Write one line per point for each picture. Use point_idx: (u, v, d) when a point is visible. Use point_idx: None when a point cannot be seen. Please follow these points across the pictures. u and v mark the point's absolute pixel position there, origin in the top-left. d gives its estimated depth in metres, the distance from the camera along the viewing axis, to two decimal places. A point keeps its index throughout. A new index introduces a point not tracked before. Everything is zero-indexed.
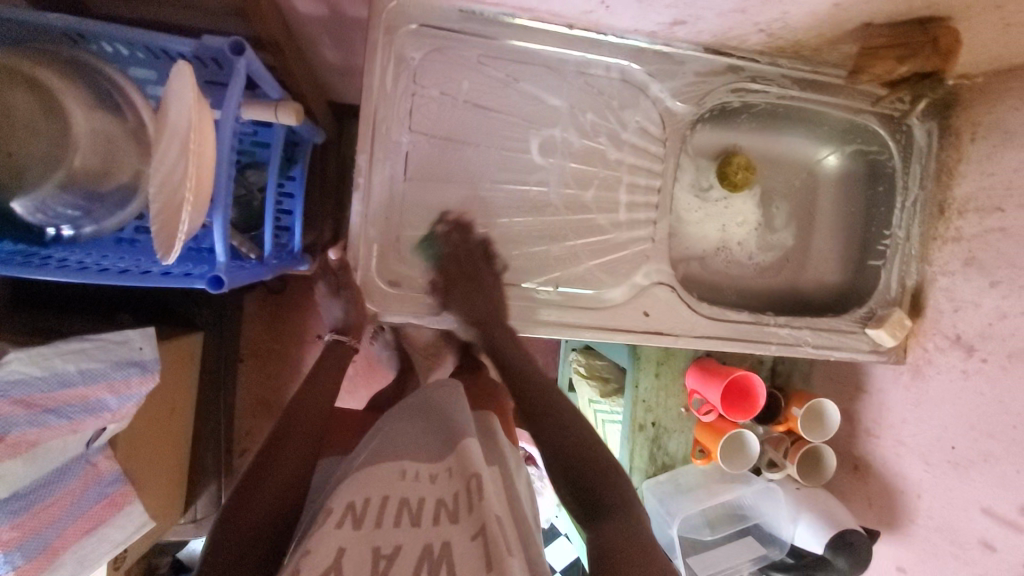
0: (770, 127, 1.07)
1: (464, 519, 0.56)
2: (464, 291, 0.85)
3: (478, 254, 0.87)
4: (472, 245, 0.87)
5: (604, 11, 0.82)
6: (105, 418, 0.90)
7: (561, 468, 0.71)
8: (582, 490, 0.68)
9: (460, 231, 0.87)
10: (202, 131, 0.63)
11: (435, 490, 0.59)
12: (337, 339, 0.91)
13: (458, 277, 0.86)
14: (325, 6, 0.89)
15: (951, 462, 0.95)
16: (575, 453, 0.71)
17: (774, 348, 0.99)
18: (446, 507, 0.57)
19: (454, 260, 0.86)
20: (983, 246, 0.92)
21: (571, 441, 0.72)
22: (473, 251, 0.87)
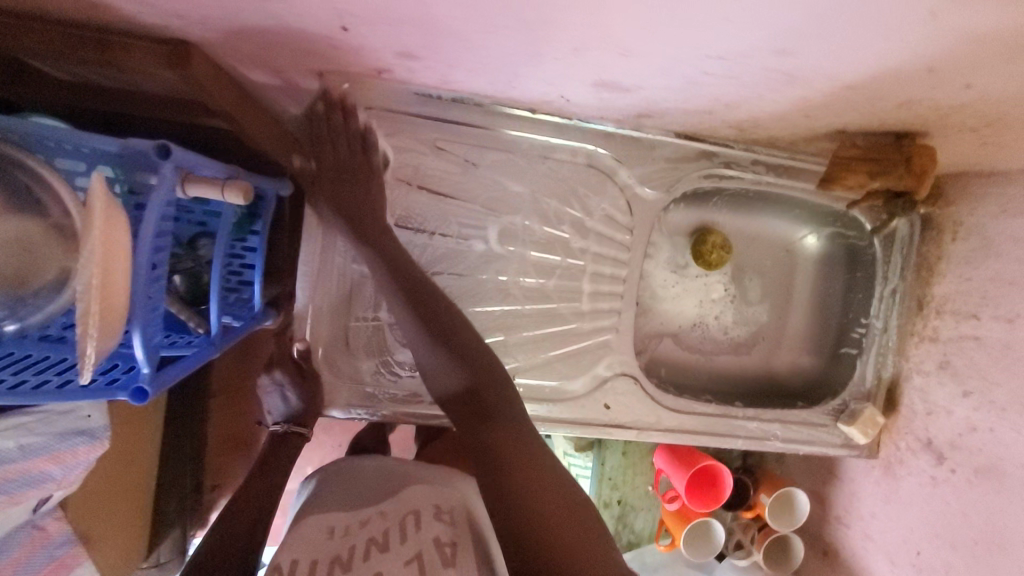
0: (747, 207, 1.03)
1: (399, 547, 0.58)
2: (342, 184, 0.76)
3: (355, 146, 0.77)
4: (350, 133, 0.77)
5: (567, 103, 0.78)
6: (48, 489, 0.82)
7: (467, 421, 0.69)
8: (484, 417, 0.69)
9: (337, 109, 0.77)
10: (109, 260, 0.57)
11: (370, 526, 0.62)
12: (298, 432, 0.83)
13: (334, 175, 0.76)
14: (279, 79, 0.85)
15: (916, 567, 0.91)
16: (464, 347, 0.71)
17: (740, 442, 0.96)
18: (376, 539, 0.60)
19: (331, 155, 0.77)
20: (958, 351, 0.88)
21: (468, 342, 0.72)
22: (353, 154, 0.77)
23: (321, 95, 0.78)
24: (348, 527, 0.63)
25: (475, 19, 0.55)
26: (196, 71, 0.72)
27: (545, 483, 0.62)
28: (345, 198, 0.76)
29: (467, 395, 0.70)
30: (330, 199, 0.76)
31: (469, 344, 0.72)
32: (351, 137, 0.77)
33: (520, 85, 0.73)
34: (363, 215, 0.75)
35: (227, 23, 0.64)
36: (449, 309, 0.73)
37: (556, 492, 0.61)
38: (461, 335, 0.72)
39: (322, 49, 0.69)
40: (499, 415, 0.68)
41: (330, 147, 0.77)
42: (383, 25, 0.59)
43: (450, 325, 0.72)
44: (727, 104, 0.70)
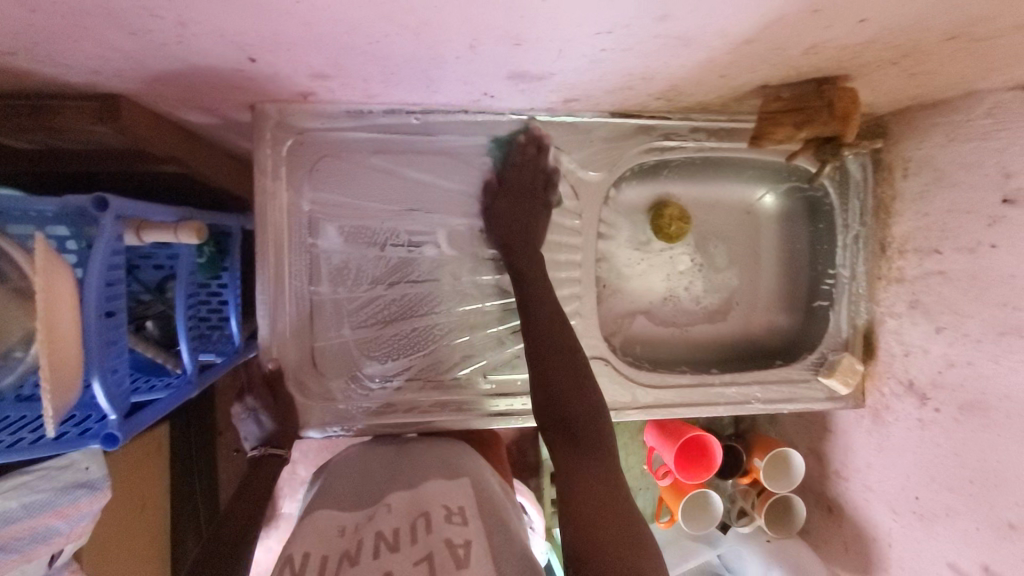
0: (700, 174, 1.03)
1: (410, 547, 0.57)
2: (511, 207, 0.85)
3: (538, 179, 0.87)
4: (539, 166, 0.86)
5: (493, 99, 0.79)
6: (58, 544, 0.81)
7: (552, 413, 0.74)
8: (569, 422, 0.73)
9: (535, 149, 0.86)
10: (54, 313, 0.59)
11: (380, 523, 0.61)
12: (276, 453, 0.83)
13: (514, 195, 0.86)
14: (215, 116, 0.86)
15: (916, 512, 0.90)
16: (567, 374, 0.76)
17: (722, 409, 0.96)
18: (385, 537, 0.59)
19: (518, 173, 0.86)
20: (925, 289, 0.87)
21: (574, 368, 0.77)
22: (539, 176, 0.86)
23: (522, 131, 0.86)
24: (358, 525, 0.63)
25: (366, 30, 0.55)
26: (127, 120, 0.75)
27: (608, 498, 0.65)
28: (518, 206, 0.85)
29: (549, 400, 0.75)
30: (507, 205, 0.85)
31: (576, 370, 0.76)
32: (539, 172, 0.87)
33: (441, 89, 0.74)
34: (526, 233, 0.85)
35: (144, 71, 0.66)
36: (558, 335, 0.78)
37: (624, 517, 0.63)
38: (573, 362, 0.77)
39: (240, 82, 0.70)
40: (594, 446, 0.71)
41: (518, 166, 0.86)
42: (287, 50, 0.60)
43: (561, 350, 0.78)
44: (642, 76, 0.70)
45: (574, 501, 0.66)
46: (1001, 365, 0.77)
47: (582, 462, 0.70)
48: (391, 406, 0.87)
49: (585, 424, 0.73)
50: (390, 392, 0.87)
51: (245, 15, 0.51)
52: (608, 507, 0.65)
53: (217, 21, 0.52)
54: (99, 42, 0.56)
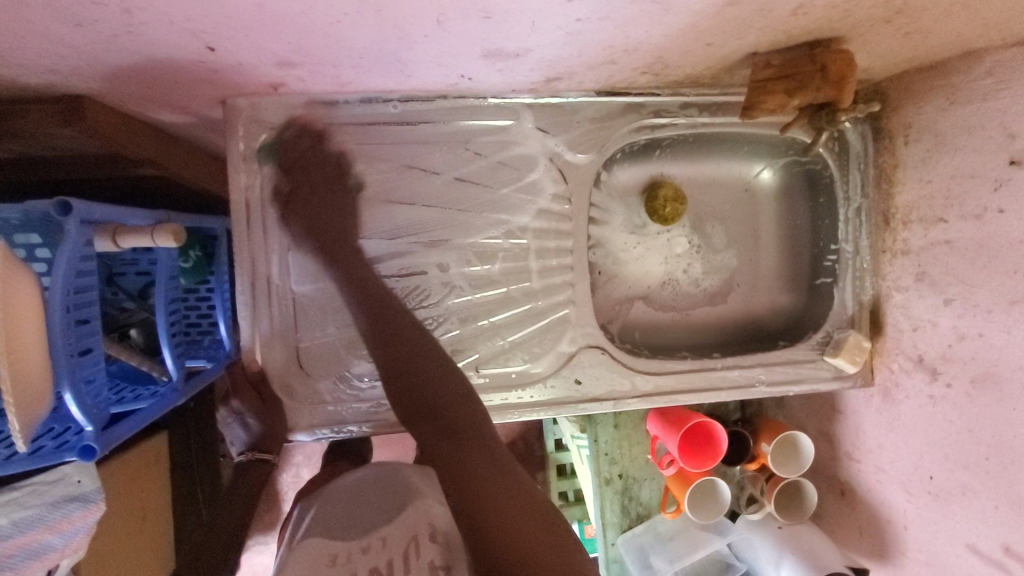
0: (694, 152, 0.99)
1: None
2: (317, 205, 0.78)
3: (332, 173, 0.80)
4: (329, 158, 0.80)
5: (471, 82, 0.75)
6: (53, 559, 0.79)
7: (419, 415, 0.72)
8: (443, 420, 0.70)
9: (314, 140, 0.79)
10: (15, 326, 0.55)
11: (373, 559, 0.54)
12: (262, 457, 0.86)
13: (311, 191, 0.78)
14: (187, 114, 0.83)
15: (931, 493, 0.87)
16: (421, 371, 0.74)
17: (725, 394, 0.92)
18: None
19: (307, 171, 0.79)
20: (931, 260, 0.84)
21: (427, 364, 0.74)
22: (330, 167, 0.80)
23: (290, 127, 0.78)
24: (349, 554, 0.55)
25: (321, 10, 0.52)
26: (93, 122, 0.72)
27: (494, 485, 0.63)
28: (323, 204, 0.79)
29: (421, 404, 0.73)
30: (305, 213, 0.78)
31: (433, 366, 0.74)
32: (328, 159, 0.80)
33: (414, 73, 0.71)
34: (342, 235, 0.79)
35: (102, 67, 0.62)
36: (409, 331, 0.76)
37: (515, 493, 0.62)
38: (428, 364, 0.74)
39: (203, 74, 0.67)
40: (468, 434, 0.69)
41: (303, 159, 0.79)
42: (244, 36, 0.56)
43: (405, 351, 0.75)
44: (623, 48, 0.66)
45: (462, 488, 0.63)
46: (1014, 335, 0.73)
47: (453, 452, 0.67)
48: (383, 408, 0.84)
49: (458, 411, 0.71)
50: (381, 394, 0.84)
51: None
52: (502, 489, 0.63)
53: (162, 6, 0.49)
54: (45, 35, 0.53)
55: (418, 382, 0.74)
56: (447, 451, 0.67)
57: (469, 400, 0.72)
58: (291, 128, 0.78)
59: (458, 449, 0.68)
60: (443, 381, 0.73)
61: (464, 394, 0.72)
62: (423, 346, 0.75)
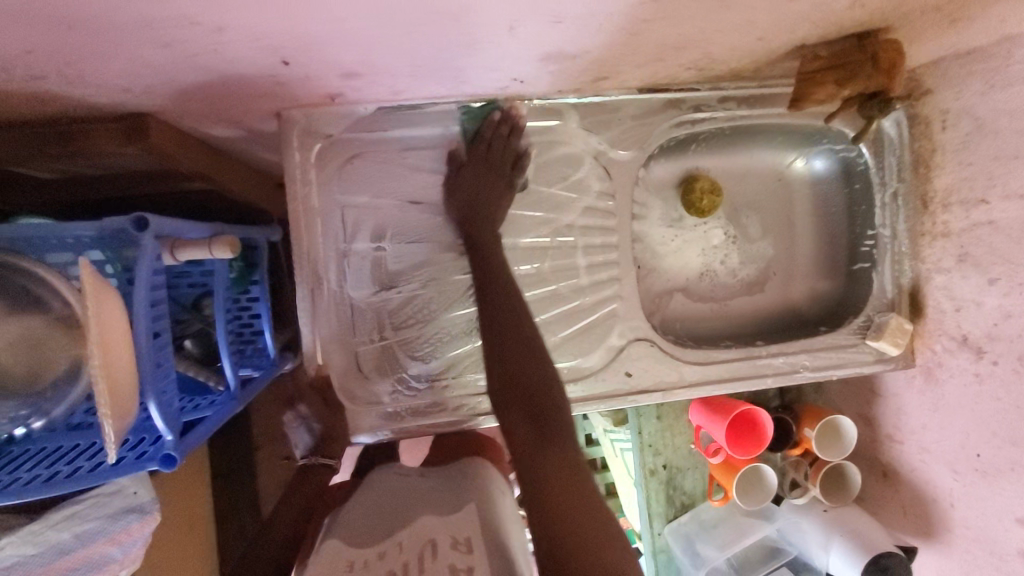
0: (729, 145, 1.01)
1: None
2: (479, 182, 0.81)
3: (509, 158, 0.82)
4: (512, 144, 0.82)
5: (521, 85, 0.77)
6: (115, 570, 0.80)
7: (516, 395, 0.72)
8: (539, 406, 0.71)
9: (508, 130, 0.82)
10: (105, 336, 0.57)
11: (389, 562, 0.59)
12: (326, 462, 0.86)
13: (485, 170, 0.81)
14: (238, 128, 0.85)
15: (979, 470, 0.88)
16: (527, 363, 0.73)
17: (772, 381, 0.94)
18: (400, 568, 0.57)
19: (490, 151, 0.81)
20: (973, 240, 0.85)
21: (532, 360, 0.74)
22: (509, 155, 0.82)
23: (496, 108, 0.81)
24: (368, 558, 0.61)
25: (398, 20, 0.54)
26: (155, 139, 0.73)
27: (568, 481, 0.64)
28: (495, 180, 0.81)
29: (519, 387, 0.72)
30: (479, 181, 0.81)
31: (538, 362, 0.74)
32: (513, 150, 0.83)
33: (467, 78, 0.72)
34: (477, 213, 0.81)
35: (171, 85, 0.64)
36: (520, 328, 0.76)
37: (588, 494, 0.63)
38: (530, 351, 0.74)
39: (266, 88, 0.68)
40: (557, 427, 0.70)
41: (496, 142, 0.81)
42: (317, 49, 0.58)
43: (517, 342, 0.74)
44: (676, 46, 0.68)
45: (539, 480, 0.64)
46: None
47: (538, 446, 0.68)
48: (441, 407, 0.86)
49: (555, 400, 0.71)
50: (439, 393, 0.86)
51: (277, 14, 0.50)
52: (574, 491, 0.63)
53: (250, 22, 0.51)
54: (128, 55, 0.54)
55: (518, 363, 0.73)
56: (531, 442, 0.68)
57: (561, 393, 0.73)
58: (501, 112, 0.81)
59: (545, 439, 0.68)
60: (541, 371, 0.73)
61: (553, 386, 0.73)
62: (526, 333, 0.75)
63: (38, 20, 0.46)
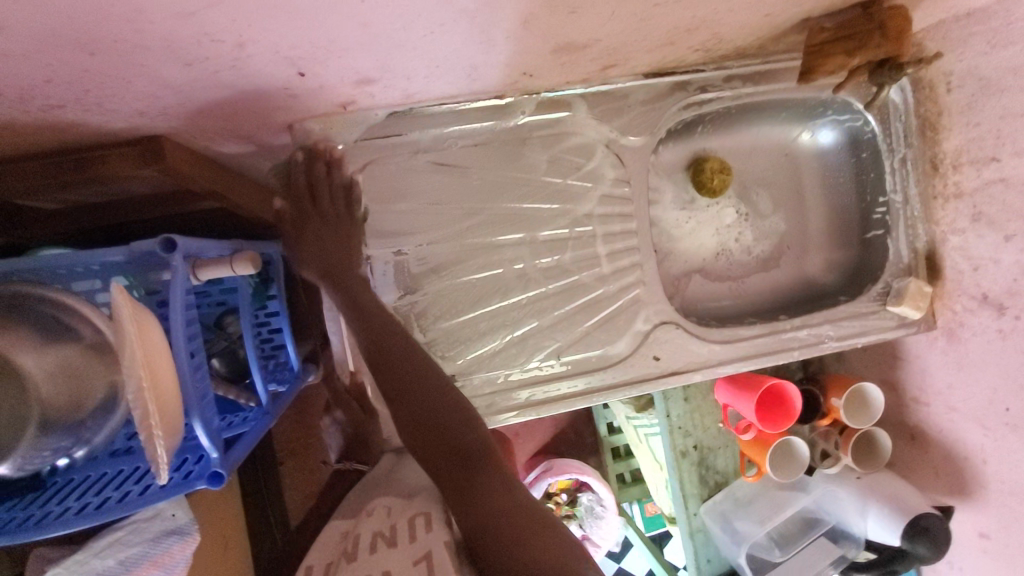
0: (734, 123, 1.01)
1: (406, 546, 0.60)
2: (322, 232, 0.80)
3: (340, 202, 0.81)
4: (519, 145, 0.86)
5: (530, 79, 0.78)
6: None
7: (426, 433, 0.68)
8: (448, 440, 0.67)
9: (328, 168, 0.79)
10: (152, 365, 0.60)
11: (378, 525, 0.66)
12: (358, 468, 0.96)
13: (317, 217, 0.80)
14: (250, 143, 0.85)
15: (1009, 424, 0.89)
16: (433, 413, 0.69)
17: (797, 353, 0.95)
18: (382, 537, 0.63)
19: (315, 194, 0.80)
20: (987, 198, 0.86)
21: (439, 407, 0.69)
22: (337, 198, 0.80)
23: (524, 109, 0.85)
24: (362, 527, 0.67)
25: (419, 22, 0.54)
26: (171, 160, 0.74)
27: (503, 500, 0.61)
28: (322, 232, 0.80)
29: (423, 424, 0.68)
30: (313, 239, 0.80)
31: (443, 405, 0.70)
32: (339, 189, 0.81)
33: (480, 75, 0.73)
34: (348, 265, 0.80)
35: (190, 104, 0.64)
36: (421, 375, 0.72)
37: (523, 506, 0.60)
38: (425, 382, 0.71)
39: (282, 102, 0.68)
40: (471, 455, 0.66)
41: (310, 189, 0.80)
42: (337, 58, 0.58)
43: (418, 394, 0.70)
44: (685, 29, 0.69)
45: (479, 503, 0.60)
46: None
47: (463, 490, 0.62)
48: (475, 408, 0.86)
49: (460, 427, 0.68)
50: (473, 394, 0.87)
51: (301, 26, 0.50)
52: (516, 513, 0.59)
53: (273, 36, 0.51)
54: (151, 78, 0.54)
55: (418, 395, 0.70)
56: (456, 488, 0.63)
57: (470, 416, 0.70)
58: (304, 153, 0.78)
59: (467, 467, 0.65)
60: (444, 399, 0.70)
61: (467, 413, 0.70)
62: (421, 364, 0.73)
63: (67, 49, 0.46)
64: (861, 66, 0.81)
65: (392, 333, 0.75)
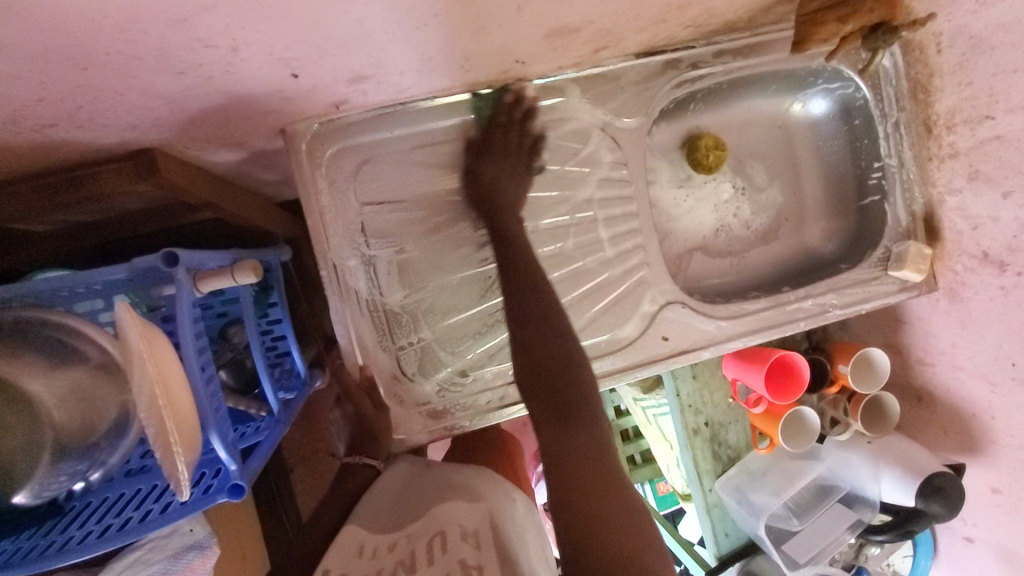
0: (727, 98, 1.01)
1: (427, 568, 0.54)
2: (496, 166, 0.82)
3: (524, 144, 0.84)
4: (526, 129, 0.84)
5: (522, 66, 0.77)
6: None
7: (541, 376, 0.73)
8: (561, 392, 0.71)
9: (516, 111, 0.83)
10: (166, 378, 0.59)
11: (397, 554, 0.58)
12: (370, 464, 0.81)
13: (498, 153, 0.83)
14: (241, 150, 0.83)
15: (1015, 379, 0.90)
16: (553, 359, 0.73)
17: (803, 324, 0.95)
18: (403, 563, 0.56)
19: (497, 135, 0.83)
20: (983, 157, 0.87)
21: (557, 354, 0.74)
22: (512, 142, 0.83)
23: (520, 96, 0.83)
24: (378, 549, 0.61)
25: (414, 16, 0.53)
26: (165, 173, 0.72)
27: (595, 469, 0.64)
28: (500, 167, 0.83)
29: (540, 373, 0.73)
30: (489, 168, 0.82)
31: (560, 352, 0.74)
32: (525, 133, 0.84)
33: (472, 66, 0.72)
34: (496, 199, 0.82)
35: (181, 114, 0.62)
36: (546, 323, 0.76)
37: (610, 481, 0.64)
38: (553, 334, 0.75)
39: (274, 105, 0.67)
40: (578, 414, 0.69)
41: (505, 127, 0.83)
42: (330, 57, 0.57)
43: (539, 337, 0.75)
44: (677, 5, 0.68)
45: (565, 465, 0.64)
46: None
47: (562, 433, 0.68)
48: (488, 400, 0.86)
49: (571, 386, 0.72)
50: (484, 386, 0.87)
51: (294, 26, 0.49)
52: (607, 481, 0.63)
53: (265, 38, 0.50)
54: (142, 89, 0.53)
55: (548, 342, 0.75)
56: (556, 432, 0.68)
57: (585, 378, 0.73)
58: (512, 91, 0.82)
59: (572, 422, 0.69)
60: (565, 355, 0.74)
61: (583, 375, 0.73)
62: (549, 315, 0.76)
63: (54, 65, 0.45)
64: (853, 32, 0.82)
65: (532, 278, 0.78)
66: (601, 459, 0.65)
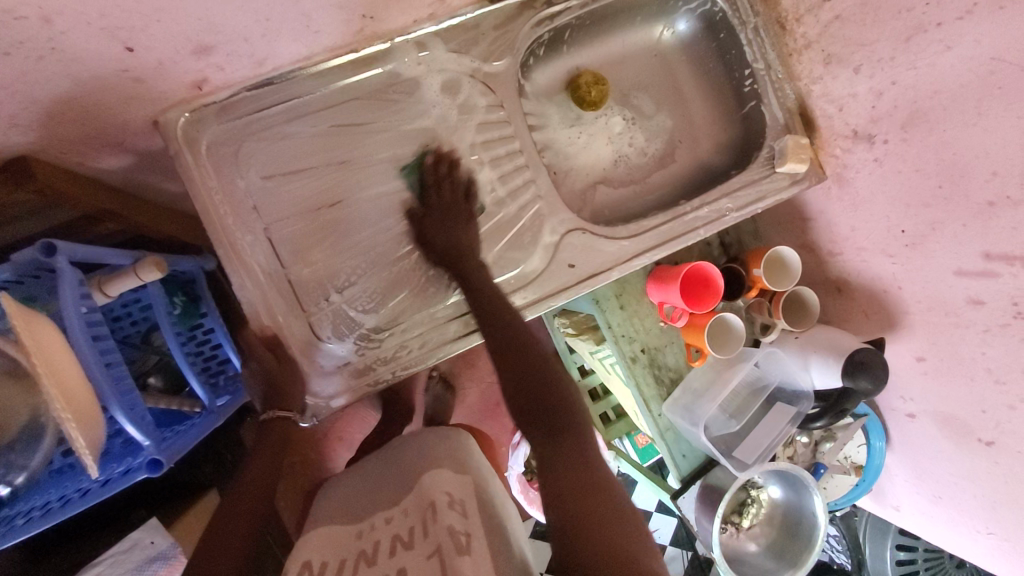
0: (598, 34, 1.06)
1: (422, 541, 0.57)
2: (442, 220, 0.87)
3: (460, 193, 0.90)
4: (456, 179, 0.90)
5: (373, 22, 0.82)
6: None
7: (520, 394, 0.75)
8: (543, 408, 0.73)
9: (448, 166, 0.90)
10: (51, 355, 0.61)
11: (394, 529, 0.61)
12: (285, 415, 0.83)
13: (441, 213, 0.88)
14: (129, 154, 0.85)
15: (906, 244, 0.93)
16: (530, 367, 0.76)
17: (702, 231, 0.99)
18: (401, 538, 0.59)
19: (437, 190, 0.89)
20: (830, 39, 0.93)
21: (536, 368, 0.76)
22: (457, 191, 0.90)
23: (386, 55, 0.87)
24: (373, 525, 0.64)
25: None
26: (44, 178, 0.74)
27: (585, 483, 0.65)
28: (443, 219, 0.87)
29: (519, 394, 0.75)
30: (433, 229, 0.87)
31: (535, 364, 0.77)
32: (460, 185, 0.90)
33: (319, 26, 0.77)
34: (461, 246, 0.86)
35: (36, 109, 0.65)
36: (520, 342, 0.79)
37: (602, 494, 0.64)
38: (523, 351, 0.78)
39: (130, 89, 0.70)
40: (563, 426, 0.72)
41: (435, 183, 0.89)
42: (157, 23, 0.62)
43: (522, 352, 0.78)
44: None
45: (554, 476, 0.66)
46: (920, 68, 0.83)
47: (551, 438, 0.70)
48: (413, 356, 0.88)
49: (549, 386, 0.75)
50: (407, 340, 0.89)
51: None
52: (595, 490, 0.65)
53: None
54: None
55: (523, 353, 0.78)
56: (544, 441, 0.70)
57: (560, 383, 0.76)
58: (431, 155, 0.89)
59: (551, 435, 0.71)
60: (535, 366, 0.77)
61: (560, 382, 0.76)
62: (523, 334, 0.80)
63: None
64: None
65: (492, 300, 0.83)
66: (586, 474, 0.66)
